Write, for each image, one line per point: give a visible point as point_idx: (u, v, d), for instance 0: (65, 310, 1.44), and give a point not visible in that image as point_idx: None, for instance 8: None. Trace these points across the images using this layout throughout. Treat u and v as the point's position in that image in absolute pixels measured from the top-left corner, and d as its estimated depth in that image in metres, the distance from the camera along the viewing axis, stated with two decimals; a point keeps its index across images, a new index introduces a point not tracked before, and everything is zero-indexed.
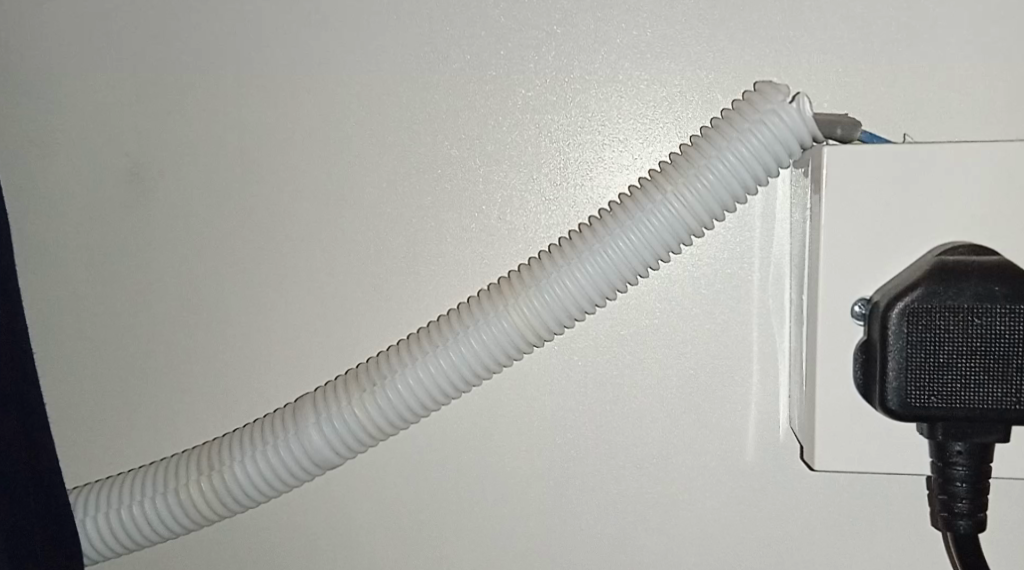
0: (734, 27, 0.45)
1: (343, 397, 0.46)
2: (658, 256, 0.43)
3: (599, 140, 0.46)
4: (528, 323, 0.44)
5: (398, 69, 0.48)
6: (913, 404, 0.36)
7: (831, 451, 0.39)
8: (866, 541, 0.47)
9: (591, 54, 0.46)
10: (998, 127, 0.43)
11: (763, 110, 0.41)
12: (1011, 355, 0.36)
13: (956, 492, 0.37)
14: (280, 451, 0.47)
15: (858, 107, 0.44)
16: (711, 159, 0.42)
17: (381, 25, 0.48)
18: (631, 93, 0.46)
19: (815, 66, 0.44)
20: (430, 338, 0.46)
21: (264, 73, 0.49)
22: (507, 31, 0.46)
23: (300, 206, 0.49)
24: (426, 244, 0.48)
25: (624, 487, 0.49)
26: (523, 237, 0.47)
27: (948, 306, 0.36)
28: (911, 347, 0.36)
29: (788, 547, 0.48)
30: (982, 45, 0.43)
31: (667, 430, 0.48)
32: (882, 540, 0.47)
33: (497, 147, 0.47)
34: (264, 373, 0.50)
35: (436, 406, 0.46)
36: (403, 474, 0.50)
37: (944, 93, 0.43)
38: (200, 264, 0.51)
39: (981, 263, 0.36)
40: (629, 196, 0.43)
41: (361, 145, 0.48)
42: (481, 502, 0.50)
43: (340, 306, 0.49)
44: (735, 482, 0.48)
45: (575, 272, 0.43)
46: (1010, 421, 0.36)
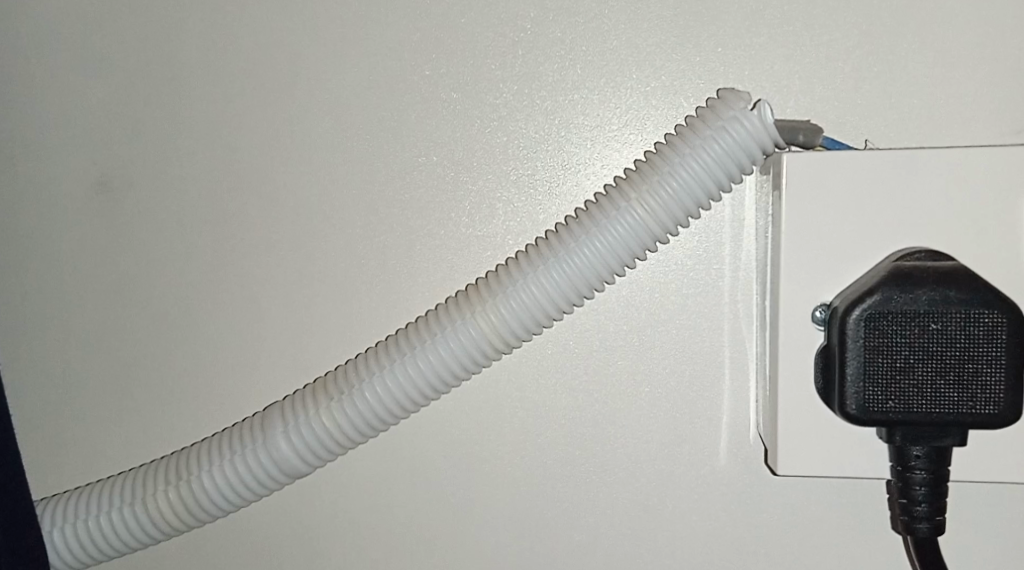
0: (697, 34, 0.45)
1: (311, 405, 0.46)
2: (624, 262, 0.43)
3: (565, 147, 0.46)
4: (495, 330, 0.44)
5: (366, 77, 0.48)
6: (872, 409, 0.37)
7: (795, 456, 0.40)
8: (832, 544, 0.48)
9: (557, 60, 0.46)
10: (958, 133, 0.44)
11: (725, 117, 0.41)
12: (966, 360, 0.36)
13: (915, 496, 0.37)
14: (248, 459, 0.47)
15: (821, 114, 0.44)
16: (674, 166, 0.42)
17: (349, 33, 0.48)
18: (597, 100, 0.46)
19: (777, 73, 0.44)
20: (398, 346, 0.46)
21: (232, 81, 0.49)
22: (474, 39, 0.47)
23: (268, 215, 0.49)
24: (394, 251, 0.48)
25: (593, 493, 0.49)
26: (492, 244, 0.47)
27: (905, 312, 0.36)
28: (869, 352, 0.36)
29: (759, 553, 0.48)
30: (942, 51, 0.44)
31: (635, 435, 0.48)
32: (848, 543, 0.47)
33: (466, 154, 0.47)
34: (234, 382, 0.50)
35: (405, 414, 0.46)
36: (374, 483, 0.50)
37: (905, 99, 0.44)
38: (170, 273, 0.50)
39: (936, 269, 0.36)
40: (594, 203, 0.44)
41: (329, 153, 0.48)
42: (453, 509, 0.50)
43: (310, 314, 0.49)
44: (701, 487, 0.48)
45: (541, 279, 0.43)
46: (967, 425, 0.36)
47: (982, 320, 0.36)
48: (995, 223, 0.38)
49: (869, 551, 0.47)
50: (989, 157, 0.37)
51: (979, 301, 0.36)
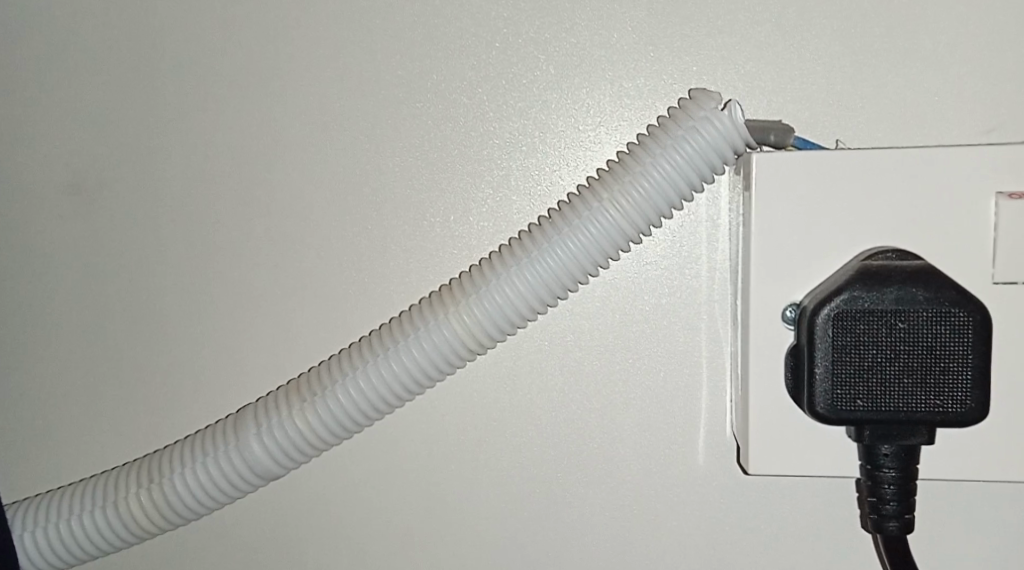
0: (670, 34, 0.45)
1: (284, 407, 0.46)
2: (597, 262, 0.43)
3: (539, 147, 0.46)
4: (468, 331, 0.44)
5: (339, 78, 0.48)
6: (840, 407, 0.37)
7: (766, 455, 0.40)
8: (806, 543, 0.48)
9: (531, 60, 0.46)
10: (928, 133, 0.44)
11: (696, 117, 0.41)
12: (934, 358, 0.36)
13: (884, 495, 0.37)
14: (221, 462, 0.47)
15: (792, 114, 0.44)
16: (646, 166, 0.42)
17: (322, 33, 0.48)
18: (571, 100, 0.46)
19: (749, 73, 0.45)
20: (372, 347, 0.46)
21: (204, 81, 0.49)
22: (447, 40, 0.47)
23: (242, 216, 0.49)
24: (368, 252, 0.48)
25: (568, 493, 0.49)
26: (466, 245, 0.47)
27: (873, 311, 0.36)
28: (837, 351, 0.37)
29: (734, 552, 0.48)
30: (912, 51, 0.44)
31: (610, 435, 0.48)
32: (822, 541, 0.47)
33: (439, 154, 0.47)
34: (208, 384, 0.50)
35: (379, 415, 0.46)
36: (349, 484, 0.50)
37: (875, 99, 0.44)
38: (142, 275, 0.50)
39: (904, 268, 0.36)
40: (567, 203, 0.44)
41: (303, 154, 0.48)
42: (428, 510, 0.50)
43: (284, 316, 0.49)
44: (676, 486, 0.48)
45: (513, 280, 0.43)
46: (935, 423, 0.37)
47: (949, 319, 0.36)
48: (962, 222, 0.38)
49: (845, 548, 0.47)
50: (957, 157, 0.38)
51: (944, 300, 0.36)
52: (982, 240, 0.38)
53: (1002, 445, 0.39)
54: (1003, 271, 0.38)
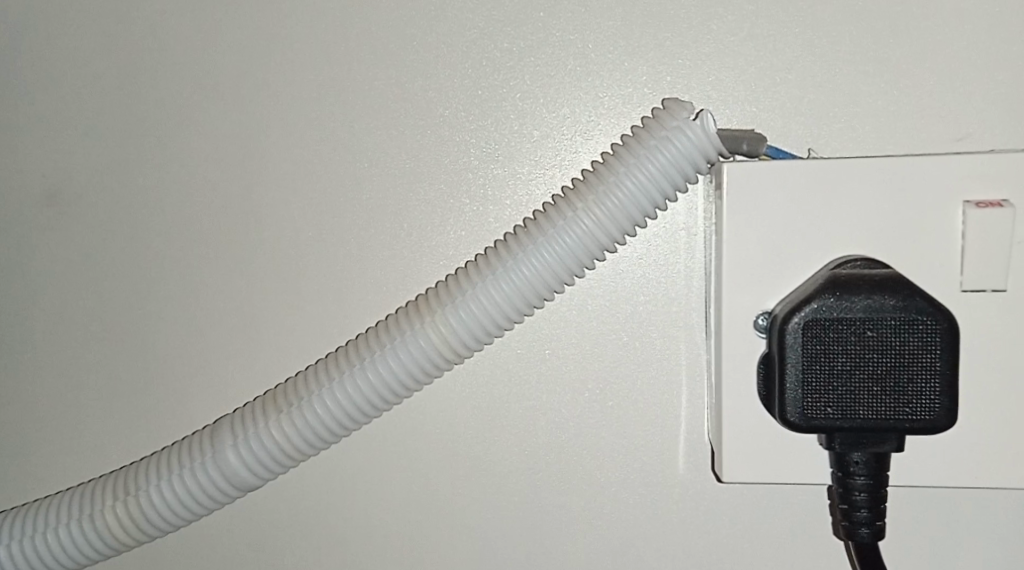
0: (643, 44, 0.45)
1: (260, 418, 0.46)
2: (572, 272, 0.43)
3: (514, 156, 0.46)
4: (444, 341, 0.44)
5: (314, 88, 0.48)
6: (811, 416, 0.37)
7: (740, 463, 0.40)
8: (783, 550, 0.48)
9: (505, 70, 0.46)
10: (900, 142, 0.44)
11: (668, 127, 0.42)
12: (903, 367, 0.37)
13: (855, 502, 0.38)
14: (197, 473, 0.46)
15: (765, 123, 0.45)
16: (620, 176, 0.42)
17: (297, 44, 0.48)
18: (545, 110, 0.46)
19: (721, 83, 0.45)
20: (348, 357, 0.46)
21: (181, 92, 0.49)
22: (422, 51, 0.47)
23: (217, 226, 0.49)
24: (343, 263, 0.48)
25: (545, 500, 0.49)
26: (441, 254, 0.47)
27: (842, 319, 0.37)
28: (808, 360, 0.37)
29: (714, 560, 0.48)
30: (884, 60, 0.44)
31: (587, 443, 0.48)
32: (799, 549, 0.47)
33: (415, 163, 0.47)
34: (185, 395, 0.50)
35: (356, 426, 0.46)
36: (326, 494, 0.50)
37: (847, 108, 0.44)
38: (119, 285, 0.50)
39: (872, 277, 0.37)
40: (541, 213, 0.44)
41: (279, 164, 0.48)
42: (405, 518, 0.50)
43: (260, 326, 0.49)
44: (653, 494, 0.48)
45: (489, 290, 0.43)
46: (905, 431, 0.37)
47: (916, 327, 0.37)
48: (931, 231, 0.38)
49: (822, 556, 0.47)
50: (926, 167, 0.38)
51: (912, 308, 0.37)
52: (951, 248, 0.38)
53: (970, 451, 0.39)
54: (972, 279, 0.38)
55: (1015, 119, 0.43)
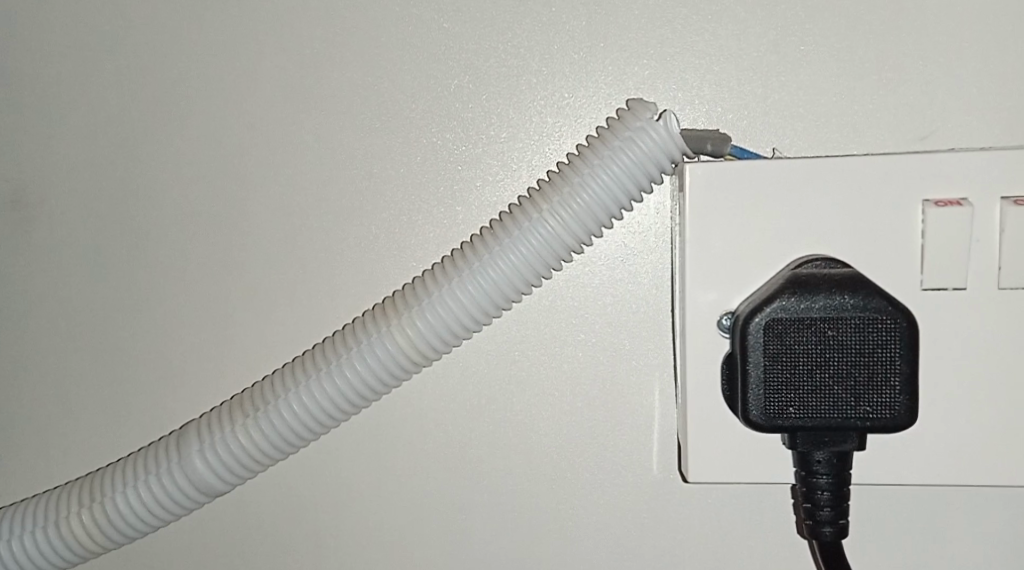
0: (608, 44, 0.45)
1: (226, 423, 0.46)
2: (539, 274, 0.43)
3: (479, 158, 0.46)
4: (410, 344, 0.44)
5: (277, 91, 0.47)
6: (773, 415, 0.37)
7: (705, 463, 0.40)
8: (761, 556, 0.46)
9: (470, 71, 0.46)
10: (864, 141, 0.44)
11: (632, 128, 0.41)
12: (863, 366, 0.37)
13: (819, 501, 0.38)
14: (164, 479, 0.46)
15: (729, 123, 0.44)
16: (584, 177, 0.42)
17: (260, 47, 0.47)
18: (510, 110, 0.46)
19: (686, 83, 0.44)
20: (314, 362, 0.45)
21: (145, 95, 0.48)
22: (385, 52, 0.46)
23: (183, 230, 0.49)
24: (309, 266, 0.48)
25: (516, 505, 0.48)
26: (407, 257, 0.47)
27: (803, 319, 0.37)
28: (769, 360, 0.37)
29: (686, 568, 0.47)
30: (847, 59, 0.44)
31: (557, 447, 0.47)
32: (776, 554, 0.46)
33: (380, 166, 0.47)
34: (153, 400, 0.49)
35: (324, 430, 0.46)
36: (293, 500, 0.49)
37: (812, 107, 0.44)
38: (84, 290, 0.50)
39: (831, 276, 0.37)
40: (507, 214, 0.43)
41: (244, 167, 0.48)
42: (374, 524, 0.49)
43: (226, 331, 0.48)
44: (627, 497, 0.47)
45: (454, 292, 0.43)
46: (866, 430, 0.37)
47: (875, 326, 0.37)
48: (892, 231, 0.38)
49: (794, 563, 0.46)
50: (886, 166, 0.38)
51: (871, 307, 0.37)
52: (912, 247, 0.38)
53: (931, 449, 0.39)
54: (931, 278, 0.38)
55: (978, 118, 0.43)
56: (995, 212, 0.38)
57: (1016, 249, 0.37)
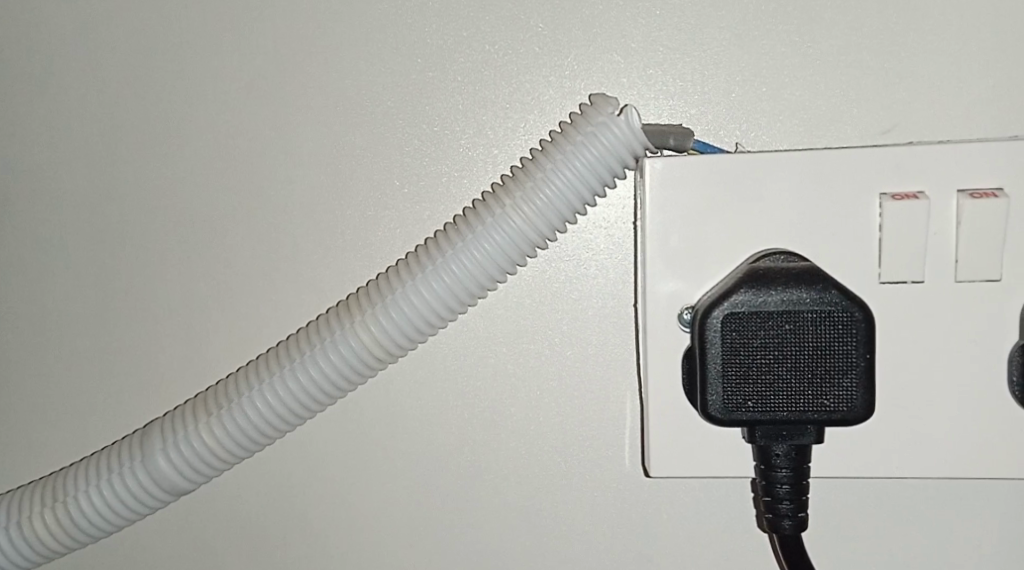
0: (571, 39, 0.44)
1: (190, 422, 0.45)
2: (502, 270, 0.43)
3: (442, 153, 0.46)
4: (373, 342, 0.43)
5: (239, 88, 0.47)
6: (732, 410, 0.37)
7: (665, 456, 0.41)
8: (728, 551, 0.46)
9: (432, 67, 0.45)
10: (829, 135, 0.43)
11: (594, 123, 0.41)
12: (821, 359, 0.37)
13: (778, 494, 0.38)
14: (128, 478, 0.46)
15: (693, 117, 0.44)
16: (546, 172, 0.41)
17: (221, 44, 0.47)
18: (472, 106, 0.45)
19: (650, 77, 0.44)
20: (277, 359, 0.45)
21: (110, 91, 0.48)
22: (347, 48, 0.46)
23: (145, 228, 0.48)
24: (272, 264, 0.47)
25: (482, 501, 0.47)
26: (371, 254, 0.46)
27: (761, 312, 0.37)
28: (728, 354, 0.37)
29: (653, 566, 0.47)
30: (813, 52, 0.43)
31: (523, 444, 0.46)
32: (743, 549, 0.46)
33: (345, 162, 0.46)
34: (118, 399, 0.49)
35: (288, 428, 0.46)
36: (259, 498, 0.49)
37: (777, 101, 0.43)
38: (49, 289, 0.49)
39: (789, 270, 0.37)
40: (470, 210, 0.43)
41: (210, 164, 0.47)
42: (340, 523, 0.49)
43: (191, 329, 0.48)
44: (594, 493, 0.46)
45: (417, 288, 0.43)
46: (824, 423, 0.37)
47: (833, 319, 0.37)
48: (849, 225, 0.39)
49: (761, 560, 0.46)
50: (843, 162, 0.38)
51: (828, 301, 0.37)
52: (870, 241, 0.38)
53: (890, 442, 0.39)
54: (888, 271, 0.38)
55: (942, 112, 0.42)
56: (952, 206, 0.38)
57: (973, 243, 0.37)
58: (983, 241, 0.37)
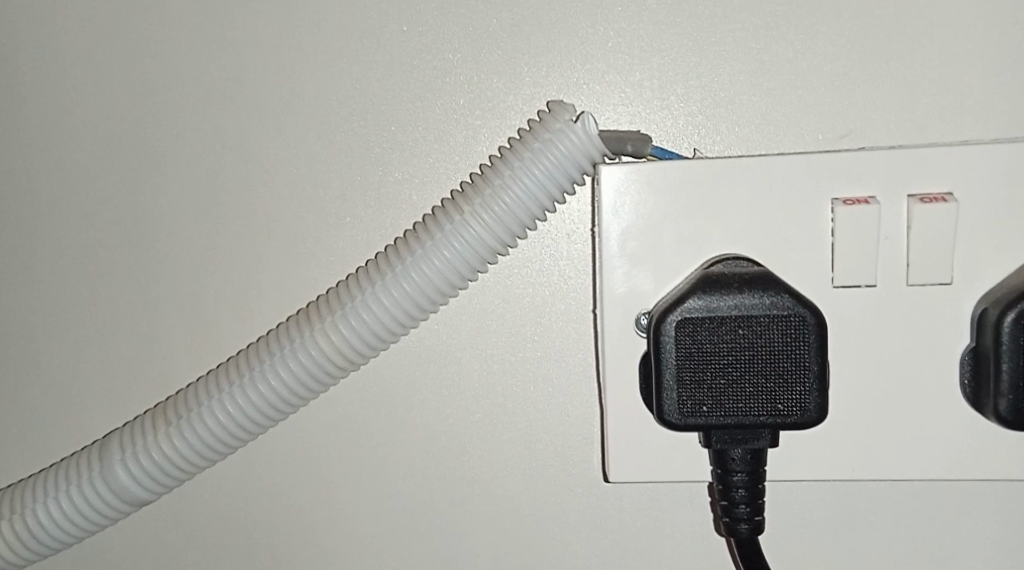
0: (530, 45, 0.44)
1: (149, 432, 0.45)
2: (463, 278, 0.43)
3: (402, 160, 0.45)
4: (333, 351, 0.43)
5: (198, 97, 0.47)
6: (687, 415, 0.38)
7: (624, 462, 0.41)
8: (692, 554, 0.46)
9: (391, 74, 0.45)
10: (786, 140, 0.43)
11: (552, 130, 0.40)
12: (775, 364, 0.37)
13: (735, 499, 0.38)
14: (86, 489, 0.45)
15: (652, 123, 0.44)
16: (505, 180, 0.41)
17: (180, 51, 0.46)
18: (432, 113, 0.45)
19: (609, 83, 0.44)
20: (237, 368, 0.44)
21: (70, 97, 0.48)
22: (305, 55, 0.46)
23: (105, 236, 0.48)
24: (233, 272, 0.47)
25: (445, 507, 0.47)
26: (332, 262, 0.46)
27: (714, 317, 0.37)
28: (682, 359, 0.37)
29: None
30: (770, 56, 0.43)
31: (485, 450, 0.46)
32: (706, 551, 0.46)
33: (307, 170, 0.46)
34: (79, 409, 0.49)
35: (249, 438, 0.45)
36: (221, 507, 0.49)
37: (734, 106, 0.44)
38: (10, 297, 0.49)
39: (742, 275, 0.38)
40: (429, 217, 0.43)
41: (170, 171, 0.47)
42: (304, 531, 0.48)
43: (151, 337, 0.48)
44: (557, 498, 0.46)
45: (376, 297, 0.43)
46: (779, 427, 0.37)
47: (786, 324, 0.37)
48: (801, 229, 0.39)
49: (727, 563, 0.46)
50: (795, 167, 0.39)
51: (781, 305, 0.37)
52: (822, 246, 0.39)
53: (846, 445, 0.40)
54: (841, 275, 0.39)
55: (896, 117, 0.43)
56: (903, 210, 0.38)
57: (924, 247, 0.38)
58: (934, 245, 0.38)
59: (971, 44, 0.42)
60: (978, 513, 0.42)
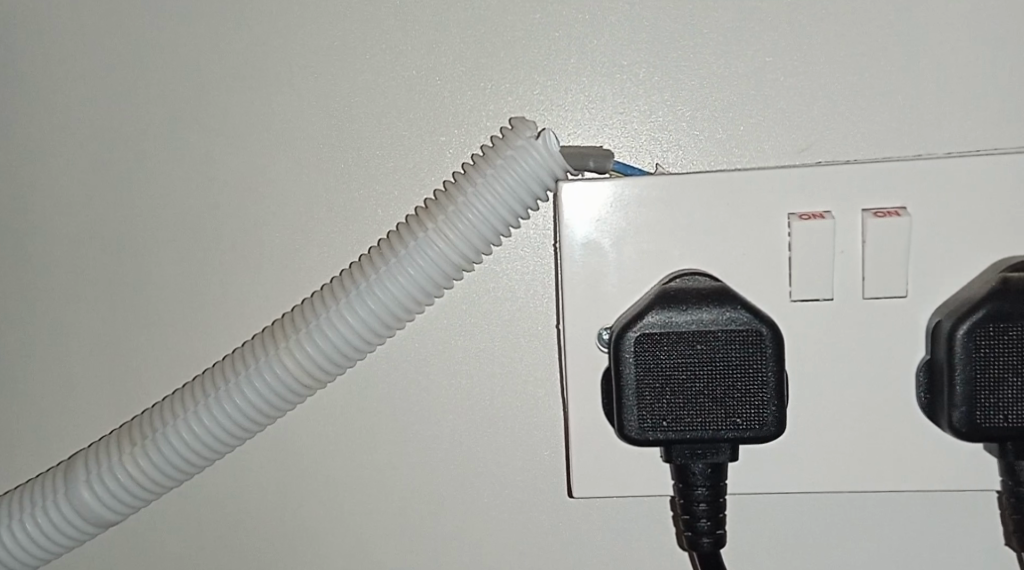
0: (493, 61, 0.45)
1: (115, 453, 0.45)
2: (427, 295, 0.43)
3: (367, 176, 0.45)
4: (298, 369, 0.43)
5: (163, 115, 0.47)
6: (647, 429, 0.38)
7: (588, 476, 0.42)
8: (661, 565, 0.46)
9: (355, 91, 0.45)
10: (746, 154, 0.44)
11: (513, 147, 0.41)
12: (734, 378, 0.37)
13: (696, 513, 0.39)
14: (51, 511, 0.45)
15: (614, 138, 0.44)
16: (467, 197, 0.41)
17: (143, 69, 0.46)
18: (396, 129, 0.45)
19: (571, 98, 0.44)
20: (202, 388, 0.44)
21: (34, 116, 0.47)
22: (269, 72, 0.46)
23: (70, 255, 0.48)
24: (199, 290, 0.47)
25: (415, 521, 0.47)
26: (297, 279, 0.46)
27: (673, 333, 0.38)
28: (642, 375, 0.38)
29: None
30: (730, 71, 0.44)
31: (453, 464, 0.46)
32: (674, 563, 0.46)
33: (273, 187, 0.46)
34: (45, 428, 0.48)
35: (215, 457, 0.45)
36: (190, 525, 0.48)
37: (694, 121, 0.44)
38: None
39: (701, 290, 0.38)
40: (393, 234, 0.43)
41: (135, 189, 0.47)
42: (273, 547, 0.48)
43: (118, 356, 0.48)
44: (526, 511, 0.46)
45: (340, 315, 0.43)
46: (738, 441, 0.38)
47: (744, 338, 0.38)
48: (760, 242, 0.39)
49: None
50: (752, 181, 0.39)
51: (739, 320, 0.37)
52: (780, 259, 0.39)
53: (805, 457, 0.40)
54: (799, 288, 0.39)
55: (855, 131, 0.43)
56: (858, 223, 0.39)
57: (879, 260, 0.38)
58: (889, 257, 0.38)
59: (926, 58, 0.43)
60: (939, 521, 0.43)
